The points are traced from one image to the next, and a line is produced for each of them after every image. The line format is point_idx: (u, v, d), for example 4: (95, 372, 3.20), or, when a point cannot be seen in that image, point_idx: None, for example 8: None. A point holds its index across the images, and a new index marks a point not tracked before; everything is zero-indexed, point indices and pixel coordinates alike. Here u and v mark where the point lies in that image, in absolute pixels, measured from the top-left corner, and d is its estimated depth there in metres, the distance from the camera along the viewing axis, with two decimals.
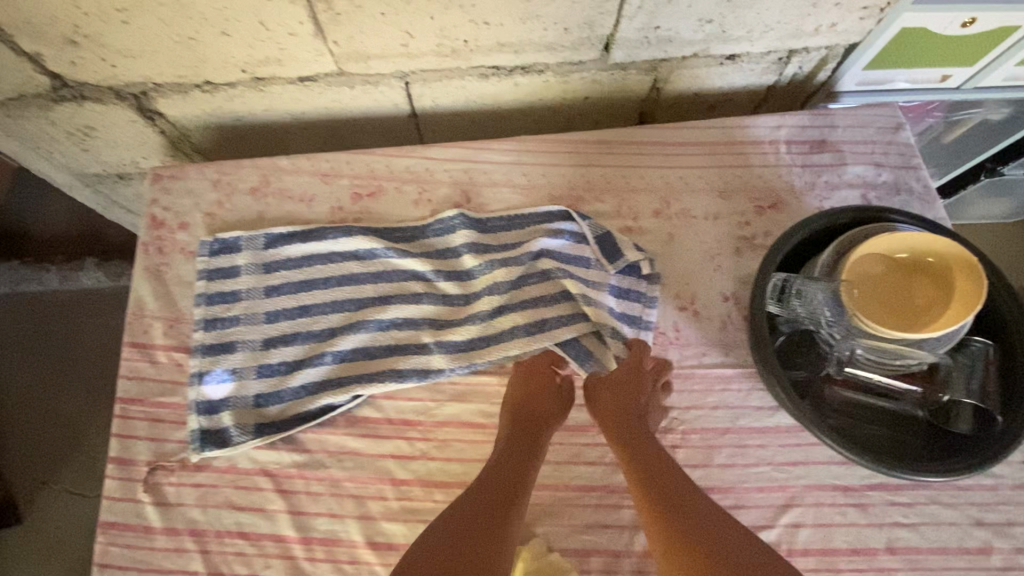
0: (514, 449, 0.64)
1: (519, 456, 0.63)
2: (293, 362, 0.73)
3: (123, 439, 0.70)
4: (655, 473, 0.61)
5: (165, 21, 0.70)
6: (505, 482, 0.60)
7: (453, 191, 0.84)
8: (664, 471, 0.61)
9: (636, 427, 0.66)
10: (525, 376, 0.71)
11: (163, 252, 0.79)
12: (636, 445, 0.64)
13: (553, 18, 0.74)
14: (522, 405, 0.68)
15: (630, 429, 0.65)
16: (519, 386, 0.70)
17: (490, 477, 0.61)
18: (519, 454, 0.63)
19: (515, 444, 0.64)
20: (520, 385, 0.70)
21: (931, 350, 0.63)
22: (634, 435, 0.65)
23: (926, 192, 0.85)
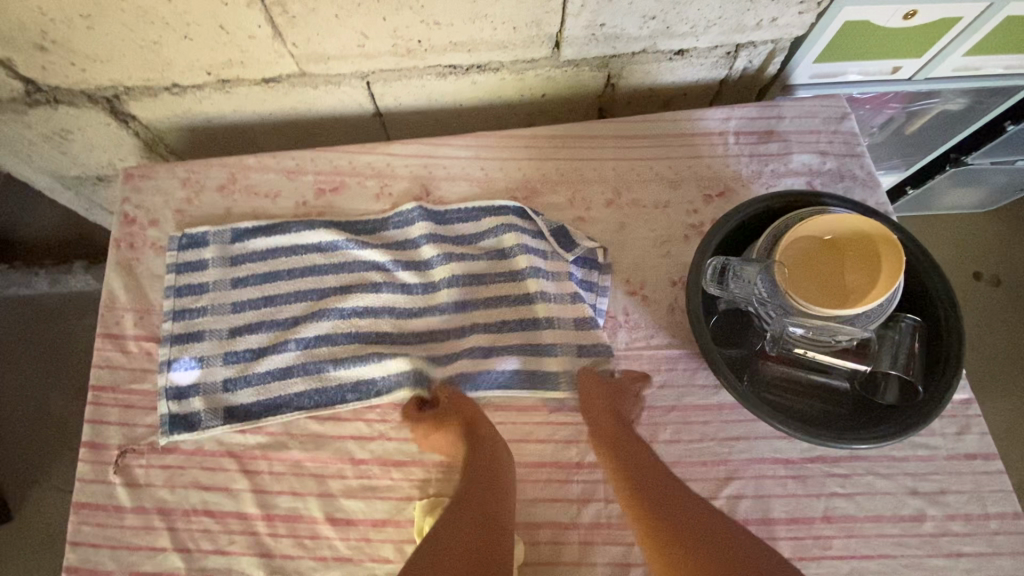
0: (485, 458, 0.65)
1: (494, 465, 0.65)
2: (258, 349, 0.76)
3: (94, 425, 0.73)
4: (633, 475, 0.63)
5: (128, 26, 0.74)
6: (489, 490, 0.62)
7: (413, 185, 0.87)
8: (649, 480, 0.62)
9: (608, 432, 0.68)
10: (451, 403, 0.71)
11: (134, 248, 0.83)
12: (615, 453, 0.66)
13: (500, 18, 0.78)
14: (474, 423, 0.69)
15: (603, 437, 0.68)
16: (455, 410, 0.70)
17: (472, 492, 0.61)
18: (494, 462, 0.65)
19: (489, 454, 0.66)
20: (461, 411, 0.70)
21: (862, 327, 0.65)
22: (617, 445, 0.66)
23: (869, 178, 0.88)
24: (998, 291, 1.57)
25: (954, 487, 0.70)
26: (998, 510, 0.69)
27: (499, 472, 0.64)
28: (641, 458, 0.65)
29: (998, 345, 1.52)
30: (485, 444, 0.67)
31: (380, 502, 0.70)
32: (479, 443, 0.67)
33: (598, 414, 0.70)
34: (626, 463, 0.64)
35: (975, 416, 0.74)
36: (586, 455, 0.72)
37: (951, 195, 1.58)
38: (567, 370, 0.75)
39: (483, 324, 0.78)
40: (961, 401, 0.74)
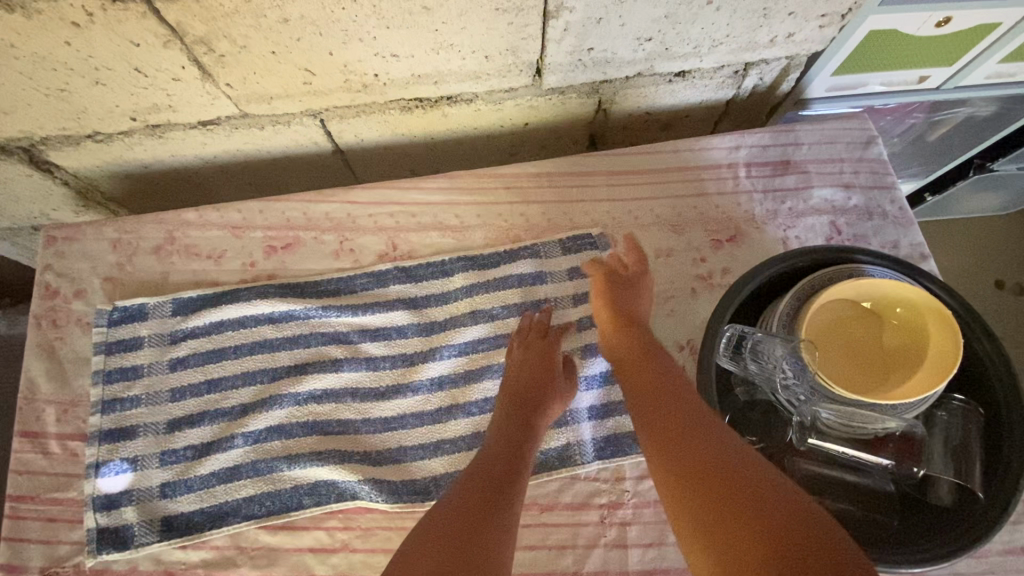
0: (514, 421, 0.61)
1: (514, 430, 0.60)
2: (200, 446, 0.66)
3: (12, 544, 0.62)
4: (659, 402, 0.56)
5: (27, 74, 0.62)
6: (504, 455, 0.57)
7: (378, 239, 0.76)
8: (678, 408, 0.54)
9: (644, 350, 0.62)
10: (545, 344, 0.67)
11: (57, 325, 0.71)
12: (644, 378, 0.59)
13: (468, 46, 0.66)
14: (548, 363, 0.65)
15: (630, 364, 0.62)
16: (534, 356, 0.65)
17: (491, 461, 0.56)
18: (519, 431, 0.60)
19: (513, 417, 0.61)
20: (546, 353, 0.66)
21: (903, 417, 0.55)
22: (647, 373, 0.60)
23: (902, 215, 0.76)
24: None
25: None
26: None
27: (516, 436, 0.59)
28: (674, 396, 0.56)
29: None
30: (521, 402, 0.62)
31: None
32: (517, 398, 0.63)
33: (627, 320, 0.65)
34: (658, 395, 0.57)
35: None
36: (585, 563, 0.62)
37: (972, 201, 1.46)
38: (558, 456, 0.66)
39: (466, 407, 0.67)
40: None
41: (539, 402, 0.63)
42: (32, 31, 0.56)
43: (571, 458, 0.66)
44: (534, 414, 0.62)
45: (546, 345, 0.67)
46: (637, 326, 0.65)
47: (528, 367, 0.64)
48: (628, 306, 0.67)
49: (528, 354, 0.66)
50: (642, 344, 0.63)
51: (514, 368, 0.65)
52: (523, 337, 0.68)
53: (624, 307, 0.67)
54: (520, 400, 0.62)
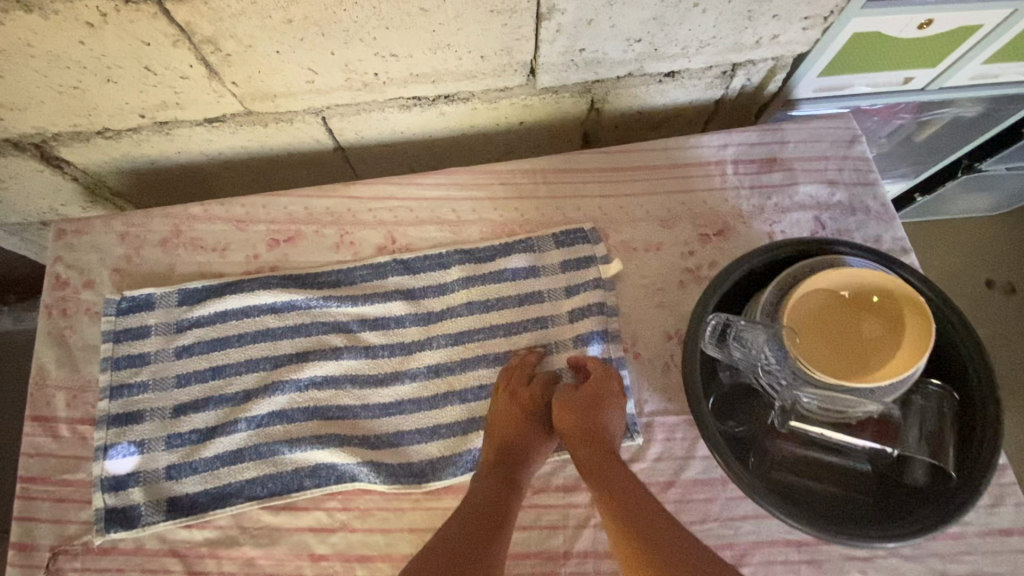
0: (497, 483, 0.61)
1: (500, 492, 0.60)
2: (205, 430, 0.68)
3: (23, 523, 0.65)
4: (618, 488, 0.57)
5: (41, 72, 0.65)
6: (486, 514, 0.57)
7: (377, 232, 0.78)
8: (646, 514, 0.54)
9: (600, 460, 0.60)
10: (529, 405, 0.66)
11: (67, 314, 0.73)
12: (607, 477, 0.58)
13: (465, 47, 0.69)
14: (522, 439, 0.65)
15: (592, 462, 0.60)
16: (517, 416, 0.65)
17: (462, 530, 0.56)
18: (494, 498, 0.59)
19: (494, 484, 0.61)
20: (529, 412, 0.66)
21: (882, 400, 0.57)
22: (613, 472, 0.59)
23: (884, 210, 0.79)
24: (1014, 300, 1.49)
25: (988, 570, 0.63)
26: None
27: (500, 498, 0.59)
28: (641, 500, 0.55)
29: (1015, 359, 1.43)
30: (503, 465, 0.63)
31: None
32: (500, 462, 0.63)
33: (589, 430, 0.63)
34: (624, 495, 0.56)
35: (1009, 486, 0.66)
36: (575, 543, 0.64)
37: (963, 201, 1.49)
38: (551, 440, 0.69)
39: (461, 393, 0.70)
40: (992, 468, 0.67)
41: (519, 465, 0.63)
42: (48, 31, 0.59)
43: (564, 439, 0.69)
44: (517, 473, 0.63)
45: (529, 401, 0.67)
46: (596, 446, 0.61)
47: (511, 426, 0.65)
48: (590, 417, 0.64)
49: (510, 405, 0.66)
50: (605, 450, 0.61)
51: (497, 428, 0.65)
52: (507, 379, 0.69)
53: (592, 412, 0.64)
54: (502, 459, 0.63)
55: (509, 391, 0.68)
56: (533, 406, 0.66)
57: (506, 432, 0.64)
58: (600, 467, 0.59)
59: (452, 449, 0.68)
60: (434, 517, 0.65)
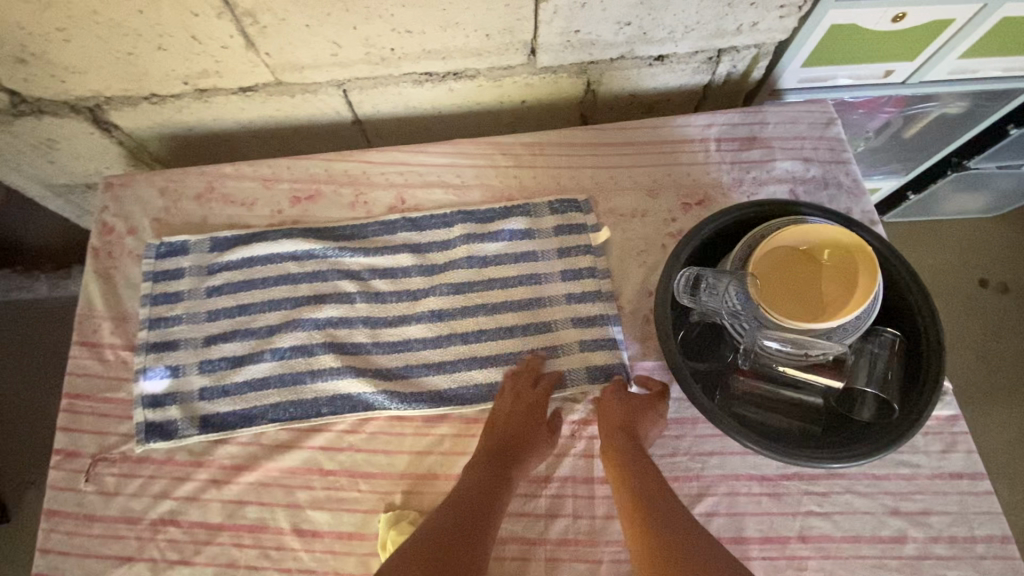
0: (484, 480, 0.65)
1: (484, 493, 0.64)
2: (234, 357, 0.76)
3: (68, 432, 0.73)
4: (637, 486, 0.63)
5: (103, 38, 0.74)
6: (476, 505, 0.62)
7: (388, 194, 0.87)
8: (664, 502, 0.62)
9: (627, 466, 0.65)
10: (534, 407, 0.70)
11: (112, 256, 0.82)
12: (626, 471, 0.65)
13: (472, 25, 0.77)
14: (522, 437, 0.68)
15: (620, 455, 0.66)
16: (519, 411, 0.69)
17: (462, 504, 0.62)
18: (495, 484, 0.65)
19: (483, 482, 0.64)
20: (535, 409, 0.70)
21: (840, 341, 0.63)
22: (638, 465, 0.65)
23: (855, 185, 0.85)
24: (1006, 298, 1.52)
25: (938, 508, 0.68)
26: (985, 533, 0.66)
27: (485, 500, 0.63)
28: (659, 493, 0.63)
29: (1005, 356, 1.46)
30: (500, 464, 0.66)
31: (347, 514, 0.68)
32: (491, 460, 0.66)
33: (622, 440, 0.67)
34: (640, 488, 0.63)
35: (962, 434, 0.71)
36: (556, 469, 0.71)
37: (955, 201, 1.53)
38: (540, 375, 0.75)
39: (459, 336, 0.77)
40: (946, 418, 0.72)
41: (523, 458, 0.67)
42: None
43: (564, 380, 0.75)
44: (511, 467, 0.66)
45: (535, 401, 0.70)
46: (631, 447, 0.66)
47: (514, 421, 0.69)
48: (622, 428, 0.68)
49: (516, 404, 0.70)
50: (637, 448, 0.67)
51: (502, 423, 0.69)
52: (514, 383, 0.73)
53: (634, 418, 0.69)
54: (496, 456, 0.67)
55: (515, 393, 0.72)
56: (535, 407, 0.70)
57: (508, 427, 0.68)
58: (626, 471, 0.65)
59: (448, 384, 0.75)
60: (430, 442, 0.72)
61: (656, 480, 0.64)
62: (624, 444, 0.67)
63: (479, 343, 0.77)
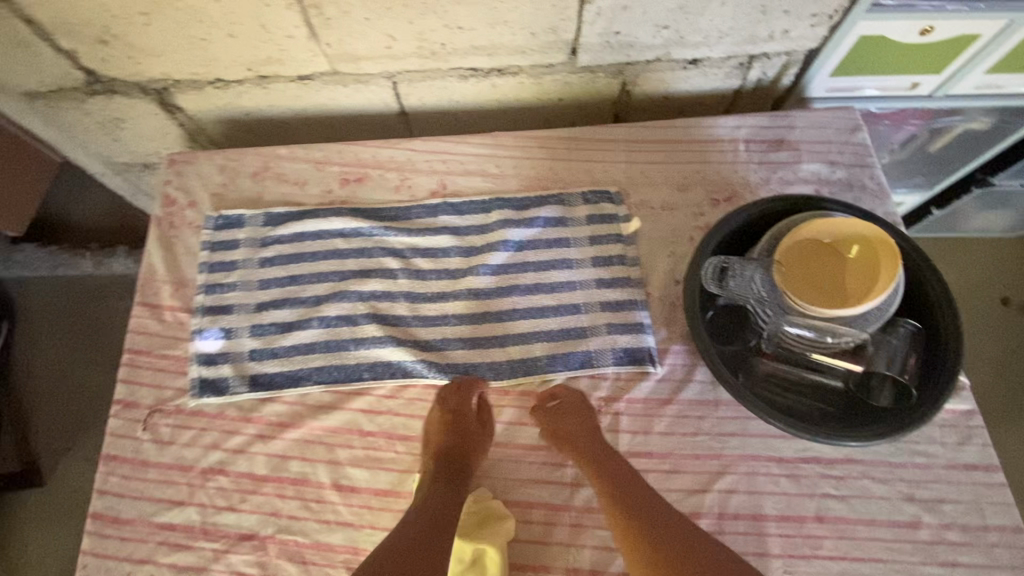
0: (443, 491, 0.65)
1: (450, 502, 0.65)
2: (283, 323, 0.81)
3: (128, 384, 0.78)
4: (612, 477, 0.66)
5: (181, 24, 0.81)
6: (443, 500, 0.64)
7: (431, 180, 0.92)
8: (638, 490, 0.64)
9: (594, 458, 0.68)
10: (459, 413, 0.72)
11: (173, 226, 0.88)
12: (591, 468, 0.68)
13: (519, 24, 0.83)
14: (461, 443, 0.70)
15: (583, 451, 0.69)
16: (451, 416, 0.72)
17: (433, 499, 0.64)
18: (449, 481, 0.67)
19: (445, 492, 0.65)
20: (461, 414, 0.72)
21: (860, 330, 0.66)
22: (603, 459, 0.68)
23: (879, 189, 0.89)
24: None
25: (952, 497, 0.70)
26: (997, 522, 0.68)
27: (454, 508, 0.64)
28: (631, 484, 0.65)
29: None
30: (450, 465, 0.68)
31: (384, 473, 0.73)
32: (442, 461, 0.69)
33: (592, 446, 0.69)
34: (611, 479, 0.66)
35: (978, 428, 0.73)
36: None
37: (979, 218, 1.54)
38: (571, 352, 0.79)
39: (494, 313, 0.82)
40: (963, 411, 0.74)
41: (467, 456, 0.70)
42: None
43: (593, 358, 0.78)
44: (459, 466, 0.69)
45: (457, 408, 0.73)
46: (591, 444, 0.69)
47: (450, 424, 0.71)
48: (585, 436, 0.70)
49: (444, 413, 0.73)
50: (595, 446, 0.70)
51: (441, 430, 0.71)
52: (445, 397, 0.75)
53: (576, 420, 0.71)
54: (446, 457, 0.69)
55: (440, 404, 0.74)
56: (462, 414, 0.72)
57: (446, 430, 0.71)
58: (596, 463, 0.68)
59: (482, 357, 0.79)
60: None
61: (624, 472, 0.67)
62: (588, 446, 0.69)
63: (513, 321, 0.81)
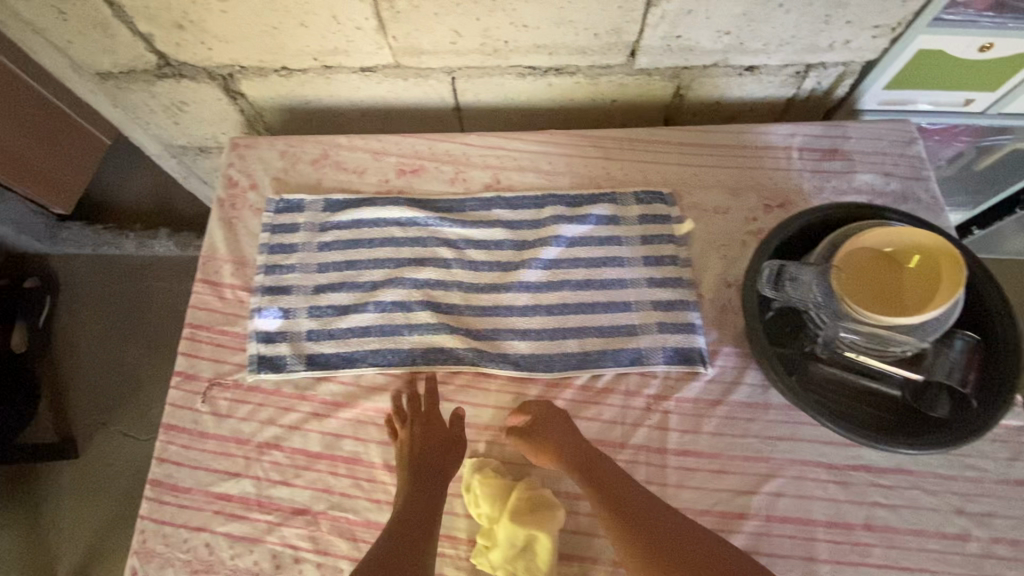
0: (419, 501, 0.65)
1: (426, 512, 0.64)
2: (340, 306, 0.83)
3: (188, 357, 0.81)
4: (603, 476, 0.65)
5: (257, 12, 0.84)
6: (422, 510, 0.64)
7: (485, 174, 0.94)
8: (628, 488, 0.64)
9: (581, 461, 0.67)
10: (429, 426, 0.72)
11: (235, 207, 0.91)
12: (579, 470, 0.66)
13: (584, 24, 0.84)
14: (433, 454, 0.69)
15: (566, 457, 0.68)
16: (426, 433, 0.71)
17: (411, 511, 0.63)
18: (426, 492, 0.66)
19: (420, 502, 0.65)
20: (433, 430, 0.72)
21: (919, 339, 0.66)
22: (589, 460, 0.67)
23: (934, 202, 0.88)
24: None
25: (1002, 512, 0.70)
26: None
27: (429, 517, 0.63)
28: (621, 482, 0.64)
29: None
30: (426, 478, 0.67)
31: None
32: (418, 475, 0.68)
33: (571, 449, 0.68)
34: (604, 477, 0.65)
35: None
36: (631, 437, 0.75)
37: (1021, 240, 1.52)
38: (621, 349, 0.79)
39: (545, 306, 0.83)
40: (1017, 428, 0.73)
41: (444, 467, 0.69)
42: None
43: (644, 356, 0.79)
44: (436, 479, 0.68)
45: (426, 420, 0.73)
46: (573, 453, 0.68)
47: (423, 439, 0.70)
48: (563, 447, 0.69)
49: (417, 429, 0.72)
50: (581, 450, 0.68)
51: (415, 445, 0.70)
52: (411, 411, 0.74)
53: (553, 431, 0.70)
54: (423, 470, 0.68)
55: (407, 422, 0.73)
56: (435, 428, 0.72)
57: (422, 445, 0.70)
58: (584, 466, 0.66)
59: (532, 349, 0.80)
60: (514, 399, 0.78)
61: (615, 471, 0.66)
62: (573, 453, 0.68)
63: (564, 316, 0.82)
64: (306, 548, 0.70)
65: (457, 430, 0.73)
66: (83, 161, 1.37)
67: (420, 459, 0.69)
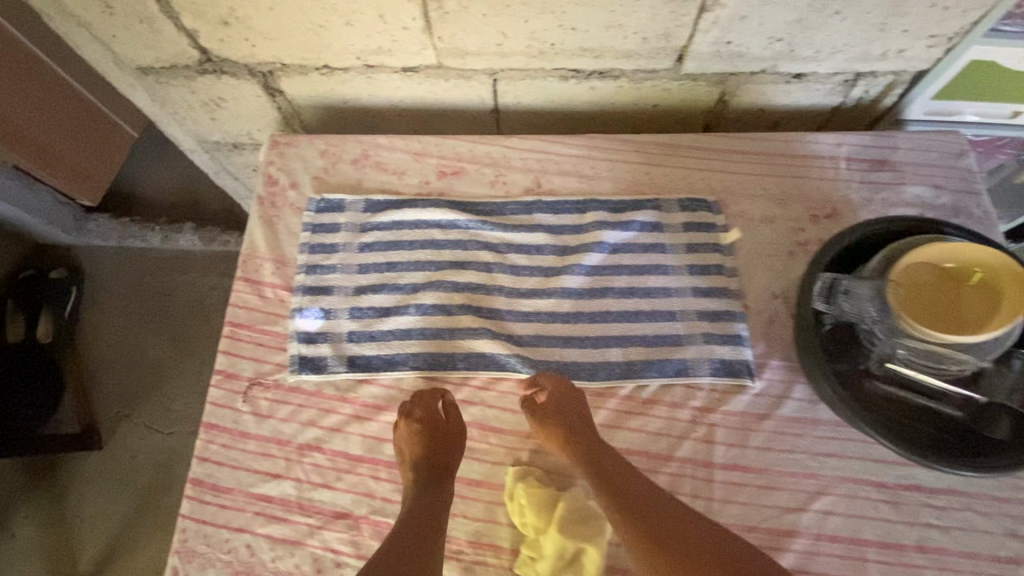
0: (429, 497, 0.66)
1: (435, 508, 0.65)
2: (382, 308, 0.82)
3: (229, 356, 0.80)
4: (614, 473, 0.66)
5: (304, 10, 0.83)
6: (430, 506, 0.65)
7: (526, 177, 0.93)
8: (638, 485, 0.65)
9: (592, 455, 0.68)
10: (435, 421, 0.71)
11: (275, 206, 0.91)
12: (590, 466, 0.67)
13: (633, 28, 0.83)
14: (439, 449, 0.69)
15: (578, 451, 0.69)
16: (432, 426, 0.70)
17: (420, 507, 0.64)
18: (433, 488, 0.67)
19: (428, 498, 0.65)
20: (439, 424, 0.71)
21: (978, 357, 0.64)
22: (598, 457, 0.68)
23: (986, 217, 0.87)
24: None
25: None
26: None
27: (437, 514, 0.64)
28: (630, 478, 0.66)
29: None
30: (434, 473, 0.68)
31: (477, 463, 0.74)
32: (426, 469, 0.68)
33: (584, 445, 0.69)
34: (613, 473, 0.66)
35: None
36: (677, 450, 0.74)
37: None
38: (666, 359, 0.78)
39: (587, 313, 0.82)
40: None
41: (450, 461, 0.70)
42: None
43: (689, 367, 0.78)
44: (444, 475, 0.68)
45: (428, 415, 0.71)
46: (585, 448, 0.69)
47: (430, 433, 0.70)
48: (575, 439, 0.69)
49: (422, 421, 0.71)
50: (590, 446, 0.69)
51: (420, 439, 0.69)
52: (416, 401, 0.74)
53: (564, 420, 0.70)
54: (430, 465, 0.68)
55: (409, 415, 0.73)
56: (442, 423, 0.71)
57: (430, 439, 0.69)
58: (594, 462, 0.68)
59: (576, 357, 0.79)
60: None
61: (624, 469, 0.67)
62: (585, 446, 0.69)
63: (607, 324, 0.81)
64: (348, 552, 0.70)
65: (457, 424, 0.72)
66: (114, 154, 1.38)
67: (428, 453, 0.68)
